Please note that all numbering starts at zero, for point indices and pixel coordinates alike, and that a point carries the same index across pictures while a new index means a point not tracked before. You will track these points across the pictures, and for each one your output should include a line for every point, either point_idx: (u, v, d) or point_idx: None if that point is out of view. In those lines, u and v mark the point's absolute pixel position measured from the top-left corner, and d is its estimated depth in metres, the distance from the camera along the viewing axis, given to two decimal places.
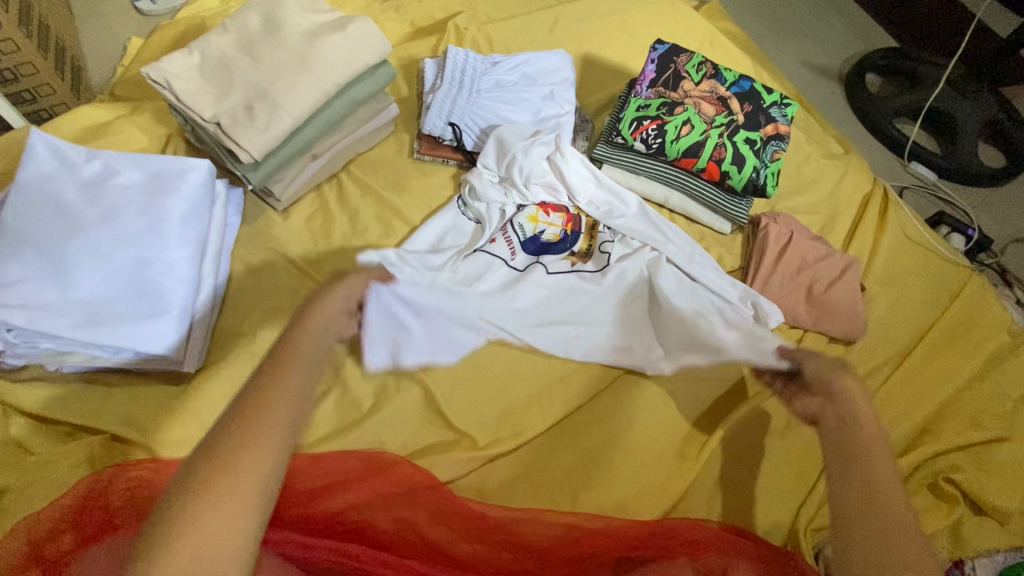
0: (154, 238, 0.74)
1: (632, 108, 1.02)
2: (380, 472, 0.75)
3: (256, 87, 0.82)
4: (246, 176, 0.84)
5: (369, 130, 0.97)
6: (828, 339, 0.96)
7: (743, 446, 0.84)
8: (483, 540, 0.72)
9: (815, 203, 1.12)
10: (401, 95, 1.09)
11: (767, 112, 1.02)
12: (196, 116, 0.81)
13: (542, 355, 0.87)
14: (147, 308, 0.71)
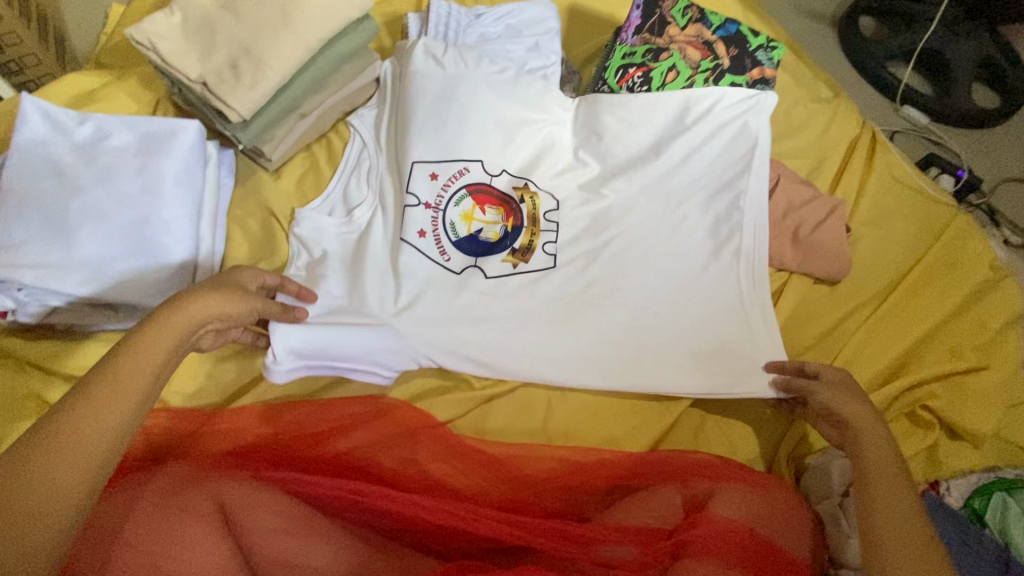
0: (150, 198, 0.76)
1: (617, 56, 1.02)
2: (380, 416, 0.79)
3: (240, 45, 0.82)
4: (236, 136, 0.85)
5: (356, 88, 0.96)
6: (815, 281, 0.99)
7: None
8: (483, 473, 0.78)
9: (803, 147, 1.13)
10: (387, 53, 1.10)
11: (753, 56, 1.01)
12: (182, 77, 0.82)
13: None
14: (149, 266, 0.74)
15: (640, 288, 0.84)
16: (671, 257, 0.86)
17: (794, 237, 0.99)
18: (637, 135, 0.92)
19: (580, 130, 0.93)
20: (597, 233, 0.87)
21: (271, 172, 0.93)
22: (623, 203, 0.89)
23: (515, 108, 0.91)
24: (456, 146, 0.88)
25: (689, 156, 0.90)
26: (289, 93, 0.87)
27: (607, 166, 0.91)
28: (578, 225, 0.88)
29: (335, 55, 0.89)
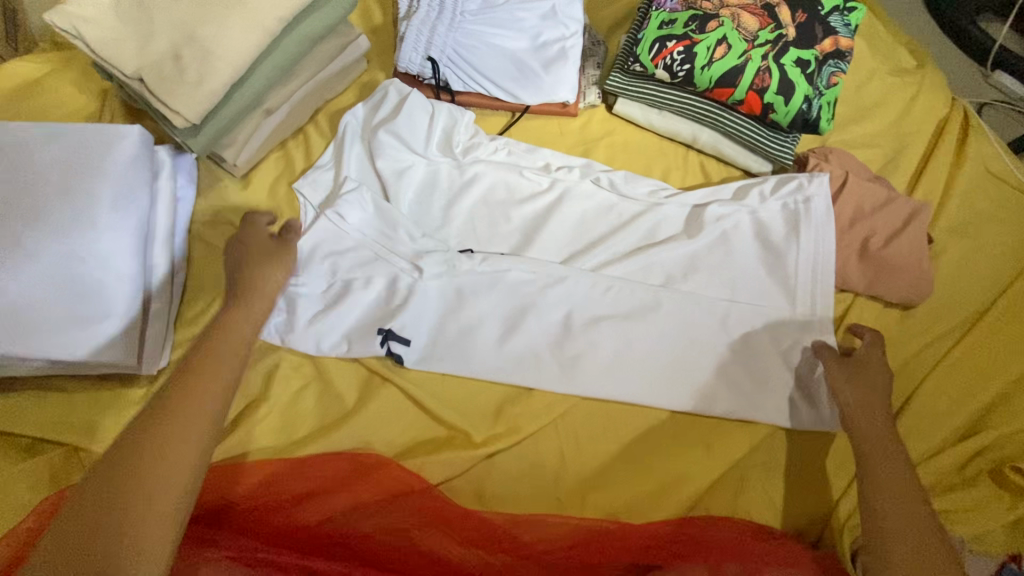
0: (83, 227, 0.64)
1: (653, 25, 0.83)
2: (363, 476, 0.69)
3: (182, 30, 0.66)
4: (187, 143, 0.71)
5: (333, 72, 0.81)
6: (882, 305, 0.83)
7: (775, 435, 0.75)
8: (485, 546, 0.66)
9: (876, 133, 0.93)
10: (374, 25, 0.92)
11: (826, 22, 0.81)
12: (118, 72, 0.67)
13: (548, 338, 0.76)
14: (84, 312, 0.63)
15: (659, 358, 0.76)
16: (710, 353, 0.76)
17: (862, 250, 0.83)
18: (660, 224, 0.82)
19: (597, 200, 0.82)
20: (624, 334, 0.76)
21: (238, 178, 0.80)
22: (635, 247, 0.81)
23: (518, 183, 0.82)
24: (442, 233, 0.79)
25: (726, 237, 0.80)
26: (250, 86, 0.71)
27: (619, 209, 0.82)
28: (608, 323, 0.76)
29: (303, 36, 0.73)
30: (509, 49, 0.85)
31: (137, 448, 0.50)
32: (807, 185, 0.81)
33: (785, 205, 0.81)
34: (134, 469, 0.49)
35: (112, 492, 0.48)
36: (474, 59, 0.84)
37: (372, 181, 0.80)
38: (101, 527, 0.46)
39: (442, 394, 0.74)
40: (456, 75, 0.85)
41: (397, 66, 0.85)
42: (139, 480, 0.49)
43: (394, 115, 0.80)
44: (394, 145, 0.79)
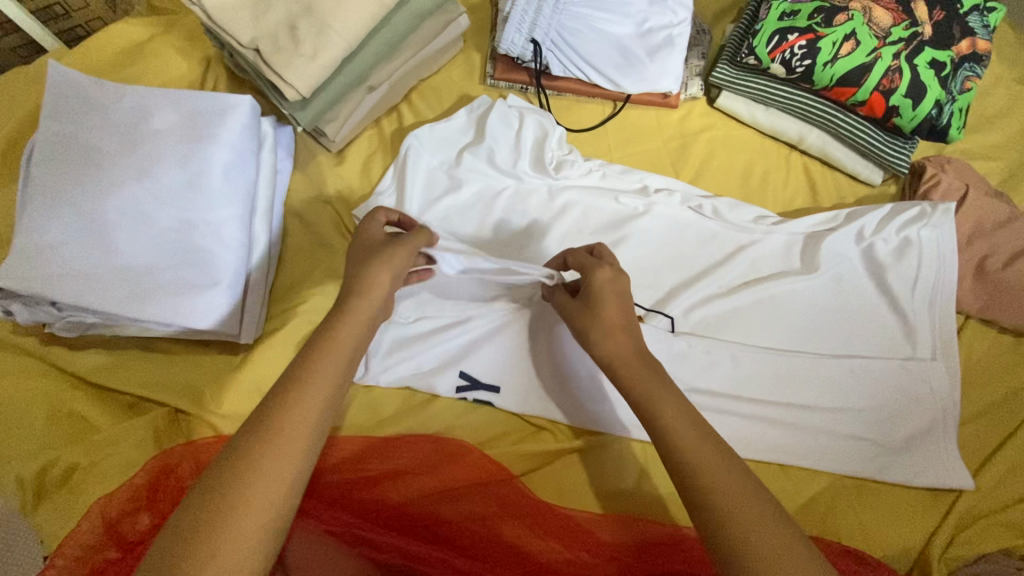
0: (195, 195, 0.64)
1: (773, 15, 0.78)
2: (451, 460, 0.69)
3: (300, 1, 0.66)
4: (294, 116, 0.71)
5: (435, 51, 0.80)
6: (995, 329, 0.78)
7: (871, 457, 0.72)
8: (568, 542, 0.65)
9: (997, 144, 0.87)
10: (472, 3, 0.90)
11: (964, 22, 0.75)
12: (233, 41, 0.67)
13: (647, 371, 0.73)
14: (194, 278, 0.63)
15: (755, 398, 0.74)
16: (802, 366, 0.74)
17: (977, 270, 0.78)
18: (763, 255, 0.79)
19: (692, 226, 0.81)
20: (711, 372, 0.74)
21: (334, 153, 0.80)
22: (738, 279, 0.78)
23: (605, 205, 0.81)
24: (535, 258, 0.78)
25: (842, 277, 0.77)
26: None
27: (720, 239, 0.80)
28: (698, 360, 0.74)
29: None
30: (613, 36, 0.82)
31: (247, 451, 0.43)
32: (932, 212, 0.77)
33: (905, 234, 0.78)
34: (252, 467, 0.42)
35: (212, 505, 0.41)
36: (578, 43, 0.81)
37: (468, 193, 0.80)
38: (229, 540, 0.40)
39: (525, 392, 0.73)
40: (557, 60, 0.82)
41: (497, 47, 0.81)
42: (244, 495, 0.41)
43: (481, 130, 0.81)
44: (485, 158, 0.80)
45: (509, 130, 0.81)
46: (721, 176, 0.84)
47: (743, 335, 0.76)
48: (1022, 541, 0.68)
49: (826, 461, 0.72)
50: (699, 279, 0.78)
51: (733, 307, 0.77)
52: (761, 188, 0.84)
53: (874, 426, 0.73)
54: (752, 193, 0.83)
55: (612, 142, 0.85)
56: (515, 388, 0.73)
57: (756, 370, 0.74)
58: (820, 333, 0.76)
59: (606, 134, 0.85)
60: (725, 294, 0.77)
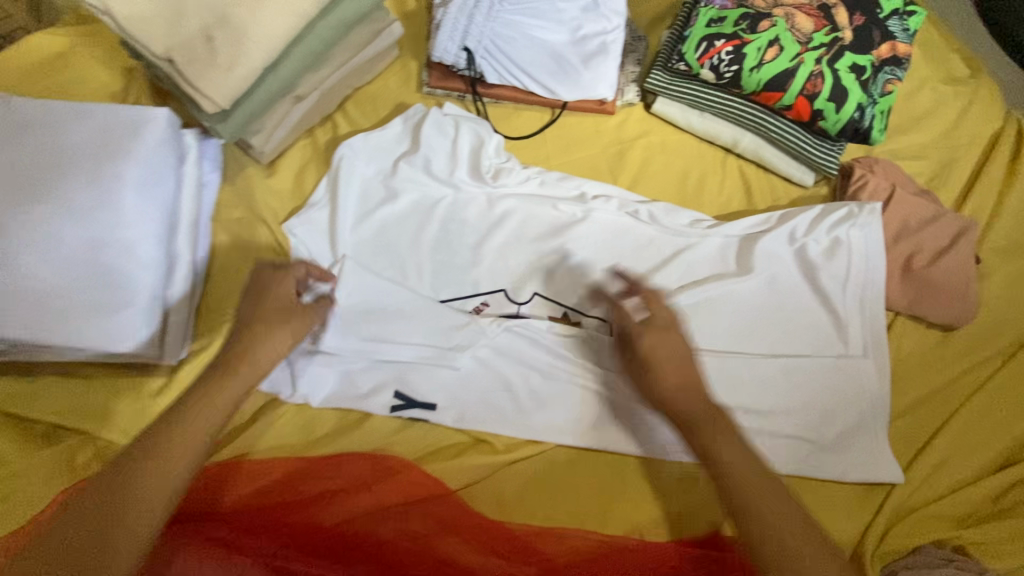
0: (106, 214, 0.62)
1: (701, 22, 0.79)
2: (388, 478, 0.67)
3: (214, 9, 0.63)
4: (215, 128, 0.69)
5: (366, 59, 0.79)
6: (924, 325, 0.80)
7: (805, 457, 0.73)
8: (504, 556, 0.64)
9: (924, 144, 0.90)
10: (408, 10, 0.89)
11: (885, 26, 0.77)
12: (147, 53, 0.65)
13: (586, 379, 0.74)
14: (108, 299, 0.61)
15: None
16: (739, 368, 0.75)
17: (905, 267, 0.80)
18: (699, 258, 0.80)
19: (629, 231, 0.81)
20: None
21: (264, 165, 0.78)
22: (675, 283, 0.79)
23: (544, 213, 0.81)
24: (473, 269, 0.78)
25: (775, 277, 0.79)
26: (281, 71, 0.68)
27: (658, 244, 0.81)
28: None
29: (338, 21, 0.69)
30: (547, 42, 0.82)
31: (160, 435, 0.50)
32: (859, 213, 0.79)
33: (835, 234, 0.79)
34: (164, 446, 0.49)
35: (126, 482, 0.46)
36: (511, 50, 0.81)
37: (404, 202, 0.79)
38: (133, 505, 0.45)
39: (464, 405, 0.72)
40: (491, 66, 0.81)
41: (431, 55, 0.81)
42: (151, 474, 0.47)
43: (416, 139, 0.80)
44: (422, 169, 0.79)
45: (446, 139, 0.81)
46: (659, 182, 0.85)
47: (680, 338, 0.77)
48: (952, 532, 0.70)
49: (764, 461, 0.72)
50: (637, 285, 0.78)
51: (671, 312, 0.78)
52: (697, 193, 0.84)
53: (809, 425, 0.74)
54: (689, 197, 0.84)
55: (550, 149, 0.85)
56: (455, 401, 0.72)
57: (694, 373, 0.75)
58: (756, 335, 0.77)
59: (545, 141, 0.85)
60: (663, 299, 0.78)
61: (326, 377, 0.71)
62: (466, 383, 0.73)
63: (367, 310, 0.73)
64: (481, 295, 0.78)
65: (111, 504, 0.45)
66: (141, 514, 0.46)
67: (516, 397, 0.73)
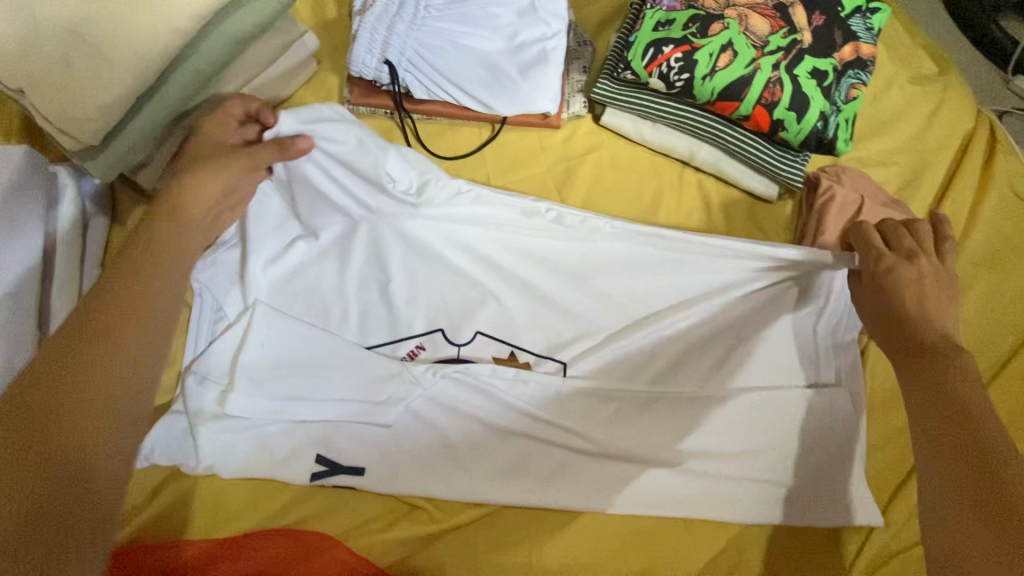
0: None
1: (647, 26, 0.71)
2: (309, 559, 0.59)
3: (72, 29, 0.54)
4: (90, 166, 0.59)
5: (274, 77, 0.70)
6: None
7: (780, 503, 0.66)
8: None
9: (894, 149, 0.84)
10: (327, 18, 0.80)
11: (847, 25, 0.70)
12: (1, 84, 0.56)
13: (538, 432, 0.66)
14: None
15: (659, 447, 0.66)
16: (709, 407, 0.68)
17: None
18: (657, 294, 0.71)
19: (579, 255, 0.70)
20: (607, 422, 0.67)
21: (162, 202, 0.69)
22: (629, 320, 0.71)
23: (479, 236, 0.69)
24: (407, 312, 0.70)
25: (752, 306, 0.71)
26: (162, 97, 0.59)
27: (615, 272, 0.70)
28: (592, 409, 0.67)
29: (227, 37, 0.60)
30: (480, 51, 0.74)
31: (98, 319, 0.45)
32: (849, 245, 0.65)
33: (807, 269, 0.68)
34: (98, 339, 0.44)
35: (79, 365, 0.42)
36: (439, 61, 0.72)
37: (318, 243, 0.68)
38: (83, 439, 0.40)
39: (397, 464, 0.64)
40: (419, 81, 0.72)
41: (350, 69, 0.72)
42: (102, 367, 0.43)
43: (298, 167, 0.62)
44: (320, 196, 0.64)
45: None
46: (612, 199, 0.77)
47: (641, 376, 0.69)
48: None
49: (733, 510, 0.66)
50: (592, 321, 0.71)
51: (630, 348, 0.69)
52: (654, 211, 0.77)
53: (782, 467, 0.67)
54: (644, 217, 0.77)
55: (491, 169, 0.78)
56: (389, 463, 0.64)
57: (657, 418, 0.67)
58: (724, 371, 0.69)
59: (484, 161, 0.78)
60: (620, 335, 0.69)
61: (236, 443, 0.62)
62: (402, 441, 0.64)
63: (282, 362, 0.64)
64: (417, 338, 0.70)
65: (72, 417, 0.40)
66: (96, 434, 0.41)
67: (460, 453, 0.65)
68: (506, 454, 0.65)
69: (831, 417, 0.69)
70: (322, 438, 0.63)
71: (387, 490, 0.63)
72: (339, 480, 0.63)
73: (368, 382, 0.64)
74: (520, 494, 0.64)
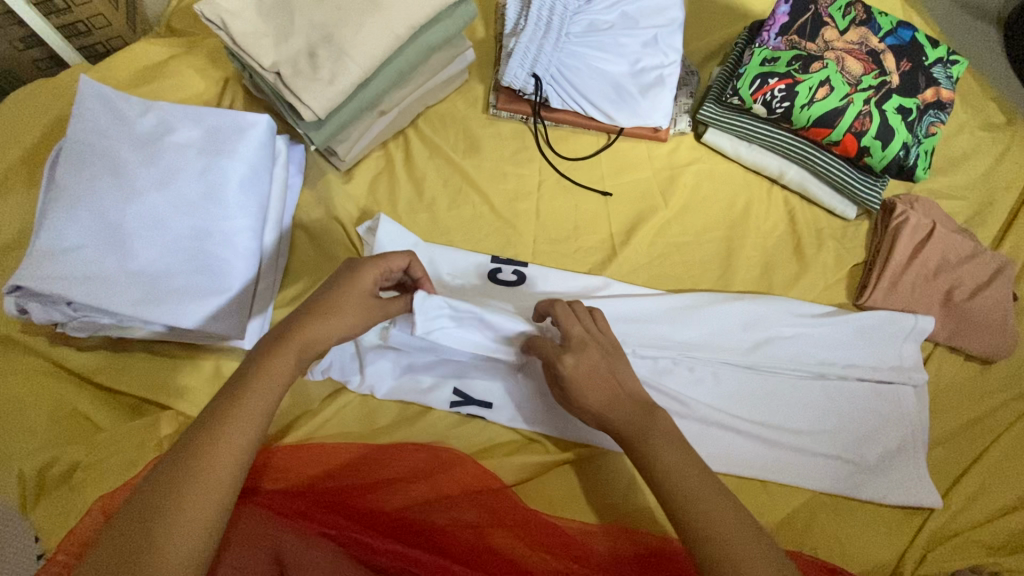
0: (212, 206, 0.68)
1: (755, 61, 0.84)
2: (444, 470, 0.71)
3: (321, 31, 0.70)
4: (308, 135, 0.75)
5: (442, 80, 0.86)
6: (961, 357, 0.83)
7: (846, 478, 0.75)
8: (553, 550, 0.68)
9: (964, 184, 0.94)
10: (477, 38, 0.96)
11: (930, 72, 0.82)
12: (254, 64, 0.71)
13: (641, 391, 0.76)
14: (206, 283, 0.66)
15: (743, 414, 0.77)
16: (786, 385, 0.78)
17: (945, 300, 0.83)
18: (761, 320, 0.80)
19: (690, 312, 0.80)
20: (698, 388, 0.77)
21: (341, 172, 0.84)
22: (734, 324, 0.80)
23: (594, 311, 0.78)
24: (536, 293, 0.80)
25: (849, 324, 0.80)
26: (371, 88, 0.75)
27: (721, 324, 0.80)
28: (687, 379, 0.78)
29: (424, 45, 0.76)
30: (608, 72, 0.88)
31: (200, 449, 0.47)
32: (915, 325, 0.80)
33: (884, 323, 0.81)
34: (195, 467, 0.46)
35: (176, 487, 0.45)
36: (575, 79, 0.87)
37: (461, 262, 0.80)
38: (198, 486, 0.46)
39: (516, 400, 0.76)
40: (556, 93, 0.87)
41: (501, 80, 0.87)
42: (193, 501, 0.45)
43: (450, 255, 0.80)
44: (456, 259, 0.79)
45: (515, 164, 0.89)
46: (707, 206, 0.89)
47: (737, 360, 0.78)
48: (990, 558, 0.72)
49: (802, 481, 0.75)
50: (699, 314, 0.80)
51: (728, 336, 0.79)
52: (743, 218, 0.89)
53: (850, 447, 0.76)
54: (735, 223, 0.89)
55: (605, 171, 0.91)
56: (512, 399, 0.76)
57: (743, 394, 0.77)
58: (806, 359, 0.78)
59: (601, 163, 0.91)
60: (719, 326, 0.80)
61: (391, 370, 0.75)
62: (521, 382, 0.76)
63: None
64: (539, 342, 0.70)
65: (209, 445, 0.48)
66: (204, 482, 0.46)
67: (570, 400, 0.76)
68: None
69: (896, 406, 0.78)
70: (459, 372, 0.76)
71: (512, 422, 0.75)
72: (472, 411, 0.75)
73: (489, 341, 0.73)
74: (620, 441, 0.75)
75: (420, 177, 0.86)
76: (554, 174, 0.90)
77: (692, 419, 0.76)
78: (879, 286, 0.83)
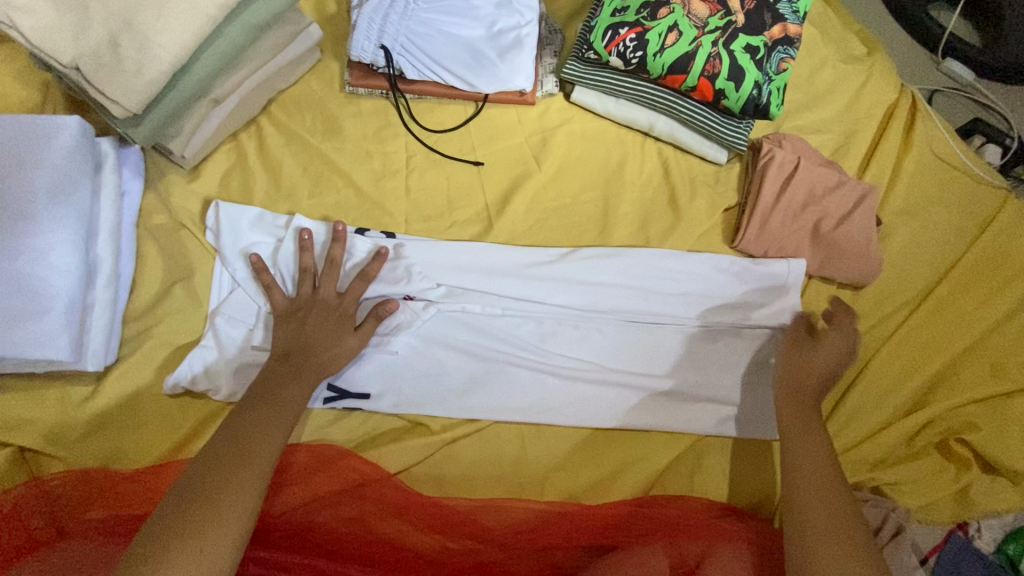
0: (21, 222, 0.63)
1: (605, 12, 0.83)
2: (325, 467, 0.69)
3: (118, 17, 0.64)
4: (129, 133, 0.70)
5: (285, 62, 0.81)
6: (834, 284, 0.86)
7: (730, 417, 0.77)
8: (447, 531, 0.68)
9: (829, 118, 0.95)
10: (327, 13, 0.91)
11: (775, 9, 0.83)
12: (55, 63, 0.65)
13: (523, 360, 0.76)
14: (24, 306, 0.62)
15: (626, 368, 0.77)
16: (668, 335, 0.79)
17: (814, 232, 0.85)
18: (639, 275, 0.81)
19: (570, 273, 0.80)
20: (583, 346, 0.78)
21: (187, 171, 0.79)
22: (612, 282, 0.80)
23: (472, 285, 0.78)
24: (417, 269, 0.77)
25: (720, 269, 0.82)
26: (193, 76, 0.70)
27: (600, 282, 0.80)
28: (573, 339, 0.78)
29: (246, 25, 0.71)
30: (463, 38, 0.85)
31: (210, 490, 0.54)
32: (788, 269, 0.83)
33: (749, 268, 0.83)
34: (219, 486, 0.54)
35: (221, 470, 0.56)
36: (426, 48, 0.83)
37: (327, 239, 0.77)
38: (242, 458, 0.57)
39: (395, 386, 0.74)
40: (409, 63, 0.83)
41: (350, 55, 0.83)
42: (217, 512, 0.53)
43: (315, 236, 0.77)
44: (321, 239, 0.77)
45: (378, 143, 0.85)
46: (580, 166, 0.88)
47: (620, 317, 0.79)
48: (868, 474, 0.76)
49: (687, 427, 0.76)
50: (579, 274, 0.80)
51: (610, 290, 0.79)
52: (618, 174, 0.88)
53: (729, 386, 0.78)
54: (609, 181, 0.88)
55: (475, 140, 0.87)
56: (394, 383, 0.74)
57: (625, 349, 0.78)
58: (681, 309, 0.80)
59: (469, 133, 0.88)
60: (601, 284, 0.80)
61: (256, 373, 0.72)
62: (402, 366, 0.74)
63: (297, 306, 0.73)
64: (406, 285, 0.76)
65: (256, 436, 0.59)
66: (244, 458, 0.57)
67: (455, 380, 0.75)
68: (498, 384, 0.75)
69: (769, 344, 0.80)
70: None
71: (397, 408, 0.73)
72: (349, 401, 0.73)
73: (370, 314, 0.72)
74: (508, 412, 0.74)
75: (276, 167, 0.81)
76: (422, 148, 0.86)
77: (577, 379, 0.76)
78: (750, 224, 0.84)
